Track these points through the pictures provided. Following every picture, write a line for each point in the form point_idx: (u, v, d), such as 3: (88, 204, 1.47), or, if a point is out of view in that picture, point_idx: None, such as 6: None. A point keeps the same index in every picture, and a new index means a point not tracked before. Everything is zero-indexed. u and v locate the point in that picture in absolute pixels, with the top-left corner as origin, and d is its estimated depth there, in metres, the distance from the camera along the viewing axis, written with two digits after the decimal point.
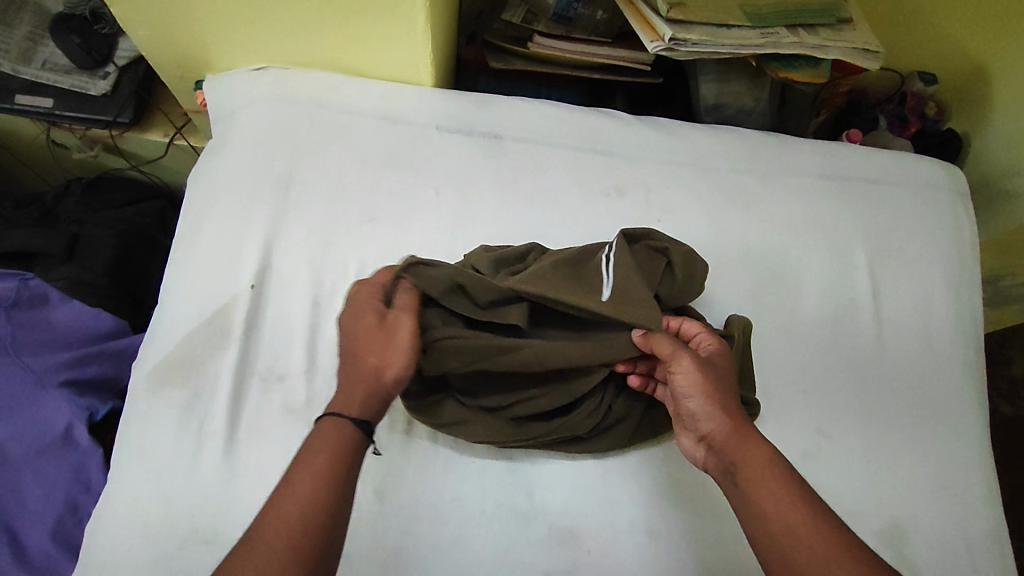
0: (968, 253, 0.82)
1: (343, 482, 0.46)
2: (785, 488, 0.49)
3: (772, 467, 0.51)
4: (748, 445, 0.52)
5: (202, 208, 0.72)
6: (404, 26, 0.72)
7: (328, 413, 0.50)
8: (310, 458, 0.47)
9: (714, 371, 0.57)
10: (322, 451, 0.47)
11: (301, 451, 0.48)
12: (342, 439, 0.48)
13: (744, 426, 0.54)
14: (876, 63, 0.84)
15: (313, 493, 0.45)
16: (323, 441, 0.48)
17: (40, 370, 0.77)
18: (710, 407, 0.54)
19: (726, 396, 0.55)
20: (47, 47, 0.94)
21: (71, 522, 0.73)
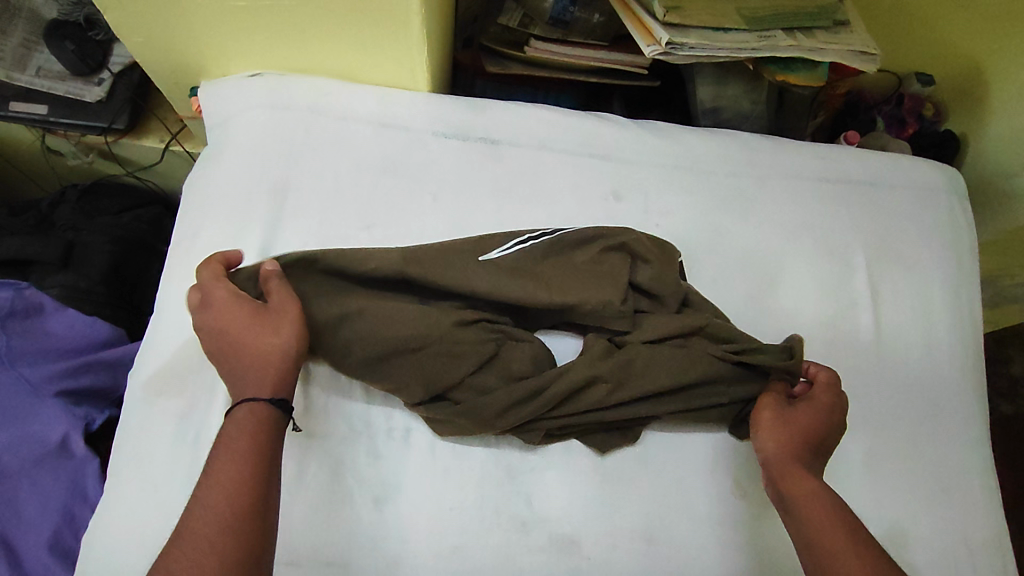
0: (967, 255, 0.82)
1: (257, 465, 0.50)
2: (836, 535, 0.53)
3: (825, 512, 0.54)
4: (800, 490, 0.56)
5: (198, 216, 0.72)
6: (400, 31, 0.72)
7: (245, 402, 0.53)
8: (228, 449, 0.50)
9: (795, 417, 0.60)
10: (231, 443, 0.50)
11: (215, 450, 0.50)
12: (258, 419, 0.52)
13: (806, 472, 0.57)
14: (872, 66, 0.84)
15: (230, 486, 0.48)
16: (236, 431, 0.51)
17: (35, 380, 0.77)
18: (775, 450, 0.58)
19: (797, 442, 0.58)
20: (41, 54, 0.94)
21: (69, 532, 0.73)
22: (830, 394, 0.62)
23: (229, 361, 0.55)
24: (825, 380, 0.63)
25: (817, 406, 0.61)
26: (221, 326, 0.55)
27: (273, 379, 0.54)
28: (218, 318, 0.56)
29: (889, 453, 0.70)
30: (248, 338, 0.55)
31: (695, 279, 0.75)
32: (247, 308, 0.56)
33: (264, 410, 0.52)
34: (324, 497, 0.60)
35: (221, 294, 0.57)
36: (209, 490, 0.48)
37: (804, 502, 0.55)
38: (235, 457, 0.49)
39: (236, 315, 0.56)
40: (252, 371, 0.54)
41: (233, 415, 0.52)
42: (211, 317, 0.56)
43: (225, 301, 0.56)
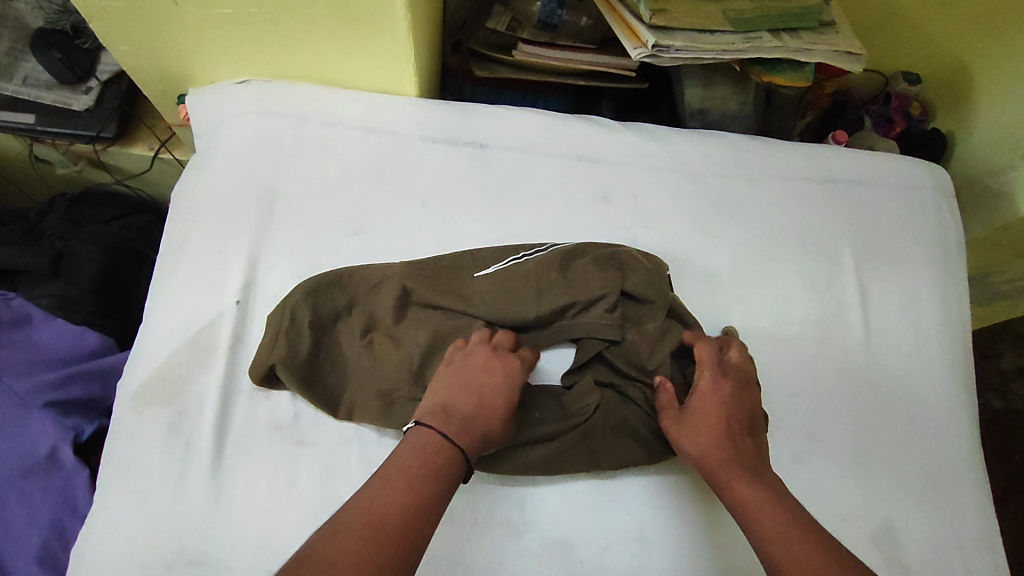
0: (954, 253, 0.82)
1: (429, 507, 0.49)
2: (767, 519, 0.53)
3: (761, 502, 0.55)
4: (735, 486, 0.56)
5: (186, 225, 0.72)
6: (386, 37, 0.72)
7: (436, 438, 0.54)
8: (408, 462, 0.51)
9: (698, 411, 0.61)
10: (418, 457, 0.52)
11: (402, 459, 0.52)
12: (445, 459, 0.53)
13: (729, 462, 0.58)
14: (860, 65, 0.85)
15: (408, 499, 0.49)
16: (426, 449, 0.53)
17: (22, 392, 0.77)
18: (697, 449, 0.59)
19: (711, 433, 0.59)
20: (28, 62, 0.93)
21: (58, 545, 0.72)
22: (707, 372, 0.63)
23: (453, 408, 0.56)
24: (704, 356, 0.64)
25: (704, 392, 0.62)
26: (473, 378, 0.59)
27: (471, 437, 0.55)
28: (479, 377, 0.59)
29: (880, 452, 0.70)
30: (484, 403, 0.57)
31: (685, 281, 0.75)
32: (510, 393, 0.59)
33: (456, 457, 0.53)
34: (318, 504, 0.60)
35: (507, 361, 0.60)
36: (387, 501, 0.48)
37: (739, 493, 0.56)
38: (430, 484, 0.50)
39: (486, 378, 0.59)
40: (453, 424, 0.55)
41: (422, 440, 0.53)
42: (465, 370, 0.59)
43: (497, 374, 0.59)
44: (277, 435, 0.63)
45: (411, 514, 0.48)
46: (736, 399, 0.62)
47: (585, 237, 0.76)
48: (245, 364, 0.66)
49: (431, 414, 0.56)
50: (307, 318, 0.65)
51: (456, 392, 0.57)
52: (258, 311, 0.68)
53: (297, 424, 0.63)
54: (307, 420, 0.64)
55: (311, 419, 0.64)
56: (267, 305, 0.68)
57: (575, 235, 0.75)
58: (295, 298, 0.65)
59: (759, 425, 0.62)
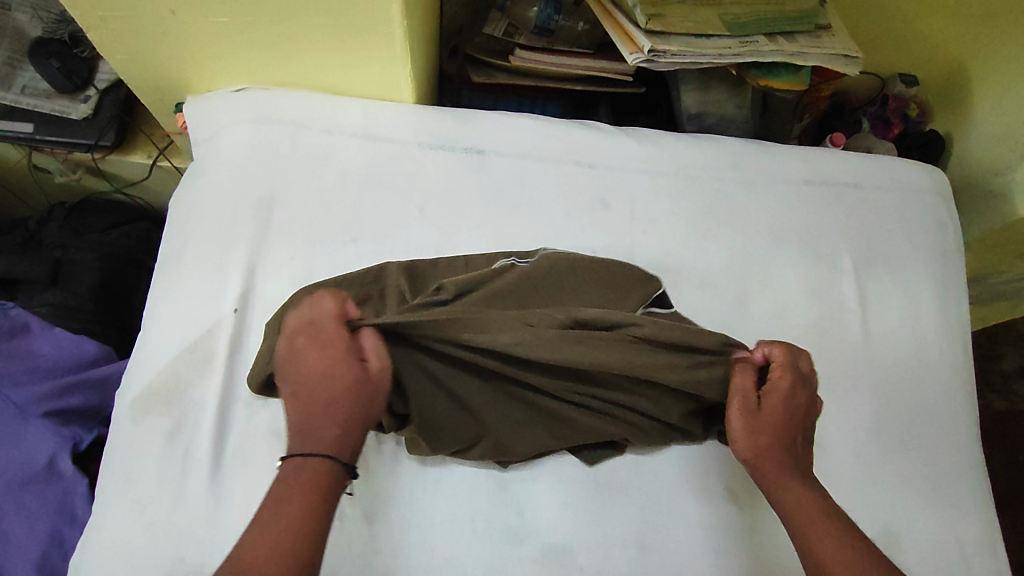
0: (953, 255, 0.82)
1: (315, 531, 0.44)
2: (818, 534, 0.51)
3: (811, 508, 0.52)
4: (785, 488, 0.54)
5: (184, 233, 0.72)
6: (382, 44, 0.72)
7: (297, 461, 0.46)
8: (281, 493, 0.45)
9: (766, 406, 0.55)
10: (286, 491, 0.45)
11: (269, 497, 0.46)
12: (322, 474, 0.46)
13: (784, 466, 0.54)
14: (858, 69, 0.85)
15: (279, 538, 0.43)
16: (288, 484, 0.46)
17: (21, 402, 0.77)
18: (755, 451, 0.54)
19: (771, 436, 0.54)
20: (24, 72, 0.93)
21: (57, 555, 0.72)
22: (785, 367, 0.56)
23: (303, 419, 0.48)
24: (777, 352, 0.57)
25: (775, 386, 0.56)
26: (303, 376, 0.48)
27: (338, 440, 0.47)
28: (306, 363, 0.48)
29: (880, 455, 0.70)
30: (320, 391, 0.48)
31: (683, 285, 0.75)
32: (345, 364, 0.48)
33: (331, 470, 0.46)
34: None
35: (325, 332, 0.49)
36: (256, 550, 0.43)
37: (791, 502, 0.53)
38: (303, 512, 0.44)
39: (312, 363, 0.48)
40: (317, 437, 0.47)
41: (290, 467, 0.46)
42: (306, 368, 0.48)
43: (320, 352, 0.48)
44: (275, 444, 0.63)
45: (289, 555, 0.43)
46: (799, 394, 0.56)
47: (583, 242, 0.76)
48: (243, 372, 0.66)
49: (294, 439, 0.48)
50: None
51: (299, 402, 0.48)
52: (256, 320, 0.68)
53: None
54: None
55: None
56: (265, 313, 0.68)
57: (573, 240, 0.75)
58: (293, 303, 0.65)
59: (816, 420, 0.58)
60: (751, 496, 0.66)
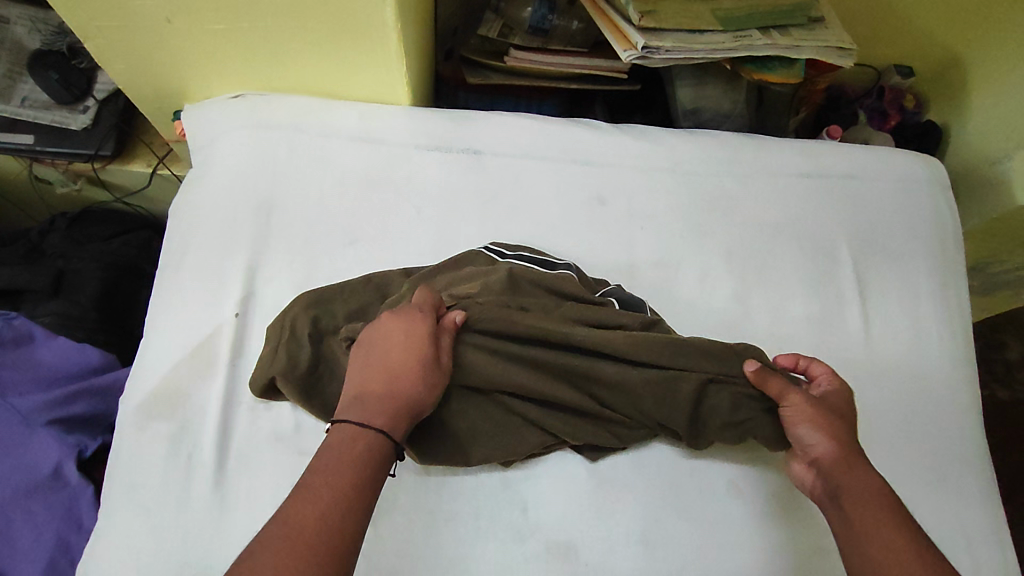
0: (952, 243, 0.82)
1: (360, 495, 0.49)
2: (887, 520, 0.52)
3: (876, 496, 0.54)
4: (854, 476, 0.55)
5: (184, 240, 0.72)
6: (378, 48, 0.73)
7: (348, 422, 0.52)
8: (331, 459, 0.50)
9: (833, 409, 0.60)
10: (338, 454, 0.50)
11: (318, 456, 0.50)
12: (366, 445, 0.51)
13: (853, 457, 0.57)
14: (850, 60, 0.85)
15: (329, 497, 0.47)
16: (341, 443, 0.51)
17: (26, 411, 0.77)
18: (828, 439, 0.57)
19: (842, 432, 0.58)
20: (25, 84, 0.94)
21: (65, 562, 0.73)
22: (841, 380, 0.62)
23: (369, 392, 0.54)
24: (826, 372, 0.62)
25: (836, 393, 0.61)
26: (382, 354, 0.56)
27: (391, 414, 0.53)
28: (390, 346, 0.57)
29: (883, 446, 0.70)
30: (394, 374, 0.55)
31: (682, 280, 0.75)
32: (424, 349, 0.57)
33: (378, 439, 0.52)
34: None
35: (412, 322, 0.58)
36: (306, 504, 0.47)
37: (853, 486, 0.55)
38: (351, 475, 0.49)
39: (395, 348, 0.56)
40: (375, 406, 0.53)
41: (343, 433, 0.52)
42: (378, 344, 0.57)
43: (404, 335, 0.57)
44: (278, 446, 0.63)
45: (334, 513, 0.47)
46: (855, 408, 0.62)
47: (581, 239, 0.76)
48: (244, 376, 0.66)
49: (350, 407, 0.54)
50: (307, 329, 0.64)
51: (367, 372, 0.55)
52: (257, 323, 0.68)
53: (299, 434, 0.64)
54: (308, 430, 0.64)
55: (312, 429, 0.64)
56: (266, 316, 0.69)
57: (572, 237, 0.76)
58: (296, 309, 0.66)
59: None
60: (753, 488, 0.66)
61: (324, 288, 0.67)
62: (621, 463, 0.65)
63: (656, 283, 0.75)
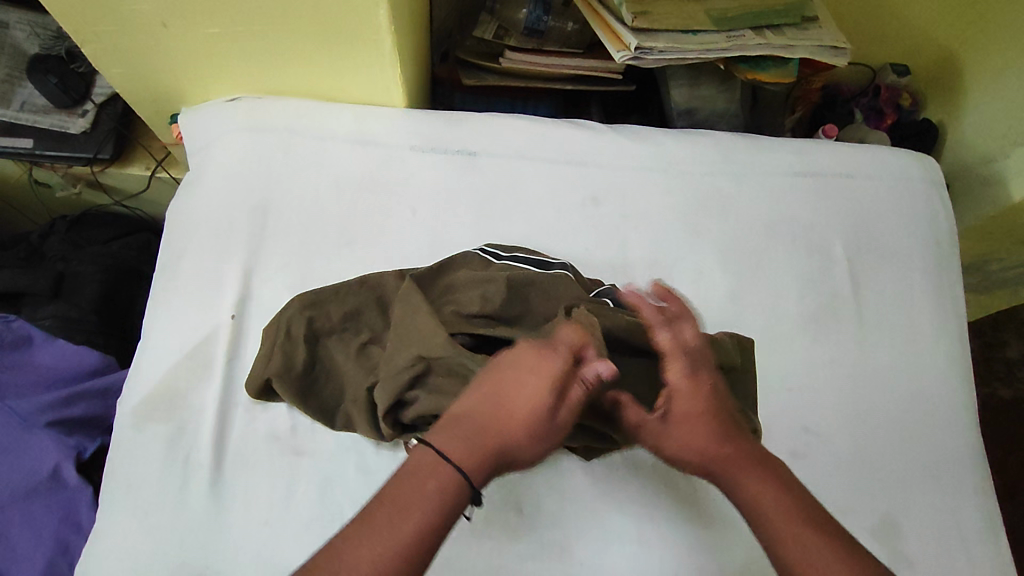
0: (947, 241, 0.82)
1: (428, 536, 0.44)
2: (799, 532, 0.49)
3: (780, 502, 0.50)
4: (752, 480, 0.51)
5: (181, 242, 0.73)
6: (372, 50, 0.73)
7: (428, 453, 0.46)
8: (407, 488, 0.45)
9: (670, 409, 0.52)
10: (414, 482, 0.45)
11: (388, 484, 0.46)
12: (446, 485, 0.45)
13: (746, 461, 0.51)
14: (843, 60, 0.85)
15: (385, 548, 0.43)
16: (415, 480, 0.45)
17: (25, 412, 0.78)
18: (693, 449, 0.51)
19: (715, 437, 0.51)
20: (24, 88, 0.95)
21: (63, 563, 0.73)
22: (678, 366, 0.52)
23: (472, 427, 0.47)
24: (671, 345, 0.52)
25: (678, 390, 0.52)
26: (501, 388, 0.48)
27: (481, 458, 0.46)
28: (517, 378, 0.48)
29: (877, 444, 0.70)
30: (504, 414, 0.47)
31: (676, 279, 0.75)
32: (545, 398, 0.47)
33: (458, 481, 0.45)
34: (317, 514, 0.61)
35: (544, 357, 0.48)
36: (355, 550, 0.43)
37: (753, 495, 0.50)
38: (415, 528, 0.44)
39: (519, 386, 0.48)
40: (469, 444, 0.47)
41: (422, 458, 0.46)
42: (519, 365, 0.49)
43: (528, 368, 0.48)
44: (274, 447, 0.63)
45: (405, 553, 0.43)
46: (709, 390, 0.52)
47: (575, 239, 0.76)
48: (241, 377, 0.67)
49: (438, 433, 0.47)
50: (302, 331, 0.65)
51: (487, 404, 0.48)
52: (253, 324, 0.69)
53: (294, 435, 0.64)
54: (304, 431, 0.64)
55: (308, 430, 0.64)
56: (261, 318, 0.69)
57: (566, 237, 0.76)
58: (292, 310, 0.66)
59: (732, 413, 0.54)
60: None
61: (319, 289, 0.67)
62: (617, 463, 0.65)
63: (651, 283, 0.75)
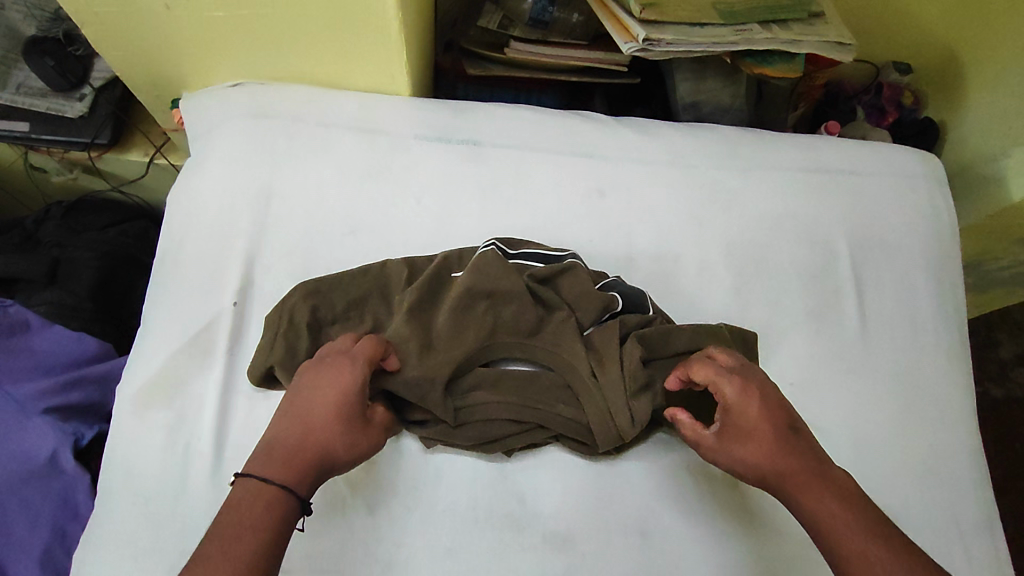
0: (948, 238, 0.83)
1: (274, 554, 0.48)
2: (857, 541, 0.50)
3: (836, 512, 0.52)
4: (809, 495, 0.53)
5: (182, 228, 0.72)
6: (378, 37, 0.72)
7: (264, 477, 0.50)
8: (236, 518, 0.48)
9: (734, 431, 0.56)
10: (257, 515, 0.48)
11: (235, 504, 0.49)
12: (274, 505, 0.49)
13: (804, 475, 0.54)
14: (848, 56, 0.85)
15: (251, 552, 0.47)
16: (256, 499, 0.49)
17: (22, 399, 0.77)
18: (747, 461, 0.55)
19: (767, 451, 0.55)
20: (21, 71, 0.93)
21: (60, 551, 0.73)
22: (731, 384, 0.57)
23: (285, 450, 0.52)
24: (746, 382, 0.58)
25: (735, 404, 0.57)
26: (310, 410, 0.55)
27: (302, 472, 0.52)
28: (320, 403, 0.55)
29: (879, 440, 0.70)
30: (308, 434, 0.53)
31: (680, 273, 0.75)
32: (353, 409, 0.55)
33: (284, 498, 0.50)
34: (318, 505, 0.60)
35: (344, 373, 0.56)
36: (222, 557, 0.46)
37: (816, 514, 0.52)
38: (268, 531, 0.48)
39: (325, 405, 0.55)
40: (287, 462, 0.52)
41: (249, 489, 0.50)
42: (311, 395, 0.55)
43: (331, 389, 0.55)
44: None
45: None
46: (767, 404, 0.57)
47: (579, 231, 0.76)
48: (243, 365, 0.66)
49: (266, 461, 0.52)
50: (305, 319, 0.64)
51: (292, 429, 0.54)
52: (256, 312, 0.68)
53: None
54: None
55: None
56: (264, 306, 0.69)
57: (570, 229, 0.76)
58: (295, 298, 0.65)
59: (799, 423, 0.57)
60: None
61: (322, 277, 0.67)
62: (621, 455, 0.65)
63: (655, 276, 0.75)
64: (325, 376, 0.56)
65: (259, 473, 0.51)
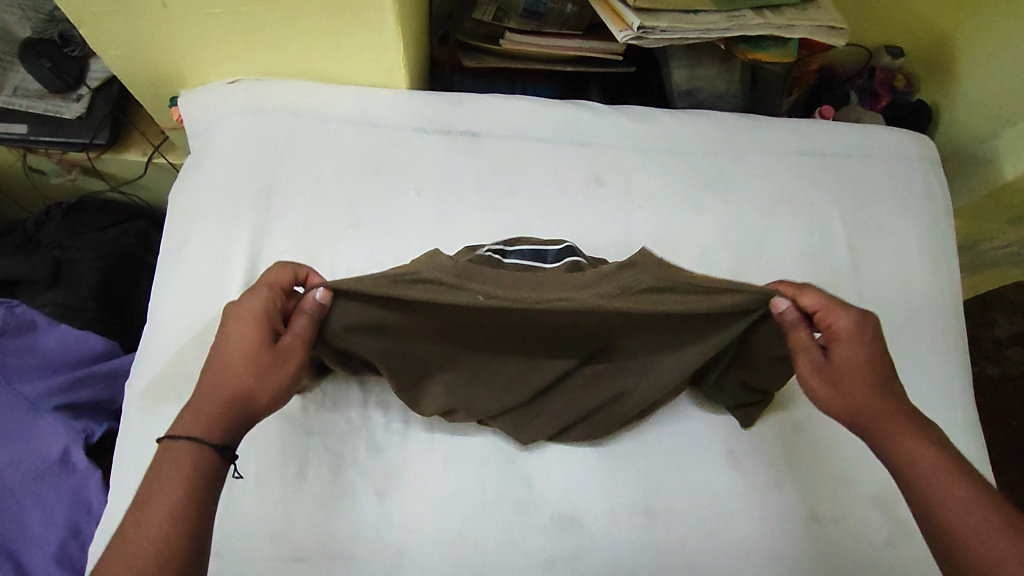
0: (942, 217, 0.84)
1: (199, 506, 0.46)
2: (953, 477, 0.49)
3: (934, 453, 0.50)
4: (903, 435, 0.52)
5: (187, 224, 0.72)
6: (375, 30, 0.73)
7: (173, 435, 0.49)
8: (152, 484, 0.46)
9: (837, 360, 0.55)
10: (169, 479, 0.46)
11: (149, 474, 0.47)
12: (188, 463, 0.47)
13: (899, 413, 0.53)
14: (842, 40, 0.86)
15: (166, 517, 0.45)
16: (167, 461, 0.47)
17: (33, 396, 0.77)
18: (848, 393, 0.54)
19: (864, 387, 0.54)
20: (17, 73, 0.93)
21: (75, 545, 0.74)
22: (848, 313, 0.56)
23: (195, 398, 0.51)
24: (850, 326, 0.56)
25: (845, 335, 0.55)
26: (216, 350, 0.53)
27: (210, 421, 0.50)
28: (226, 339, 0.54)
29: None
30: (220, 374, 0.52)
31: (680, 258, 0.76)
32: (261, 334, 0.54)
33: (197, 452, 0.48)
34: (331, 493, 0.61)
35: (247, 309, 0.55)
36: (138, 528, 0.44)
37: (912, 450, 0.51)
38: (182, 493, 0.46)
39: (225, 345, 0.53)
40: (198, 414, 0.50)
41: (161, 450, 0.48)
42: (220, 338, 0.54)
43: (236, 330, 0.54)
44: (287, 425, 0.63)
45: (164, 539, 0.44)
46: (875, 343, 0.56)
47: (578, 218, 0.77)
48: None
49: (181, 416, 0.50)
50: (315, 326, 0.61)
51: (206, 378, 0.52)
52: None
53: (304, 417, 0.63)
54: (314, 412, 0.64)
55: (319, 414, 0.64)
56: None
57: (570, 217, 0.76)
58: None
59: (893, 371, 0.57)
60: (753, 459, 0.67)
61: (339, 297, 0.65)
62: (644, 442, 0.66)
63: None
64: (231, 322, 0.54)
65: (172, 430, 0.49)
